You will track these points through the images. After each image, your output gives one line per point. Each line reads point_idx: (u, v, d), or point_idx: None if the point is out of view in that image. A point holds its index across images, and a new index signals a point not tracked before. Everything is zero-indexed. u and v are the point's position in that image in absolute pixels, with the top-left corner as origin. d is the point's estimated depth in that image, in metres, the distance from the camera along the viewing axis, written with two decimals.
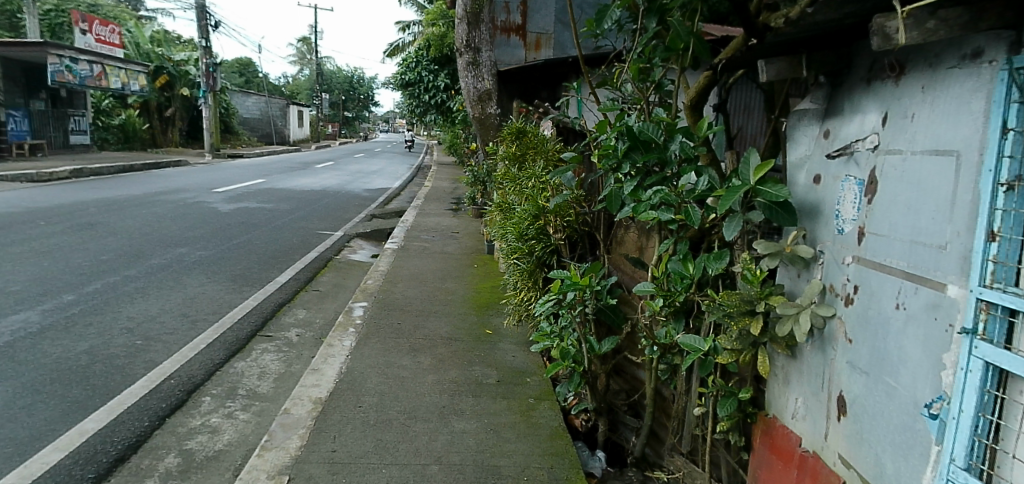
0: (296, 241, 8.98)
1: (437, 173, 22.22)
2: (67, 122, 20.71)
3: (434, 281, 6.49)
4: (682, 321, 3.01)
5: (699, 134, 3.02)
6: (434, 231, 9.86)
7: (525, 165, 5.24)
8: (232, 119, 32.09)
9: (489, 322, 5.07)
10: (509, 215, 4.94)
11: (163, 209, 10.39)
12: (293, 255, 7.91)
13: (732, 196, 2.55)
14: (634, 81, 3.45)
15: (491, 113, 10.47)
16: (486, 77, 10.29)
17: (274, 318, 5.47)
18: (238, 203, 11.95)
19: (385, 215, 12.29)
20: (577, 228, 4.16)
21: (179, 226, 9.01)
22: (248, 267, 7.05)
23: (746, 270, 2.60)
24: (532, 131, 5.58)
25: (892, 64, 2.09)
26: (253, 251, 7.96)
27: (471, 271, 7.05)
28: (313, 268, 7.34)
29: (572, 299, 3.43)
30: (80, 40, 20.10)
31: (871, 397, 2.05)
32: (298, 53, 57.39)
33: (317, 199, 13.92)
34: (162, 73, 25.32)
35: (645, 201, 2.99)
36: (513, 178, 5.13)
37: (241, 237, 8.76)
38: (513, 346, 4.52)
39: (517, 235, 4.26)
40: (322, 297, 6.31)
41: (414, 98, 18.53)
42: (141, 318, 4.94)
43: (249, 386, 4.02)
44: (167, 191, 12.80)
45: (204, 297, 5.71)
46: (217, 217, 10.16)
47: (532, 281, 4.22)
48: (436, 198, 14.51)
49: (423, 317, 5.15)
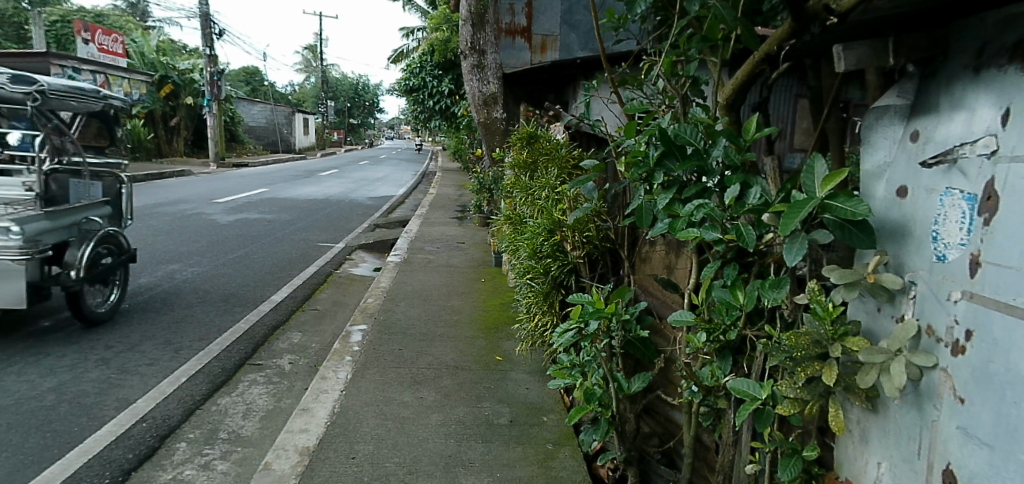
0: (296, 254, 8.57)
1: (443, 180, 21.81)
2: None
3: (438, 298, 6.04)
4: (729, 359, 2.56)
5: (747, 138, 2.58)
6: (439, 241, 9.43)
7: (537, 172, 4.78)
8: (238, 127, 31.83)
9: (500, 347, 4.62)
10: (520, 229, 4.49)
11: (159, 222, 10.00)
12: (291, 271, 7.48)
13: (797, 214, 2.09)
14: (665, 77, 2.99)
15: (497, 118, 10.05)
16: (492, 81, 9.88)
17: (266, 343, 5.03)
18: (239, 214, 11.56)
19: (389, 224, 11.88)
20: (599, 244, 3.66)
21: (174, 240, 8.61)
22: (243, 284, 6.63)
23: (815, 304, 2.15)
24: (544, 136, 5.11)
25: (1015, 46, 1.62)
26: (249, 266, 7.54)
27: (479, 287, 6.59)
28: (311, 285, 6.91)
29: (595, 330, 2.99)
30: (82, 51, 19.84)
31: (998, 478, 1.60)
32: (303, 61, 57.29)
33: (320, 208, 13.52)
34: (165, 82, 25.09)
35: (685, 217, 2.54)
36: (525, 187, 4.68)
37: (238, 251, 8.35)
38: (526, 377, 4.06)
39: (530, 253, 3.82)
40: (319, 318, 5.89)
41: (419, 104, 18.13)
42: (120, 347, 4.52)
43: (232, 429, 3.58)
44: (166, 202, 12.44)
45: (192, 320, 5.29)
46: (215, 230, 9.76)
47: (547, 304, 3.75)
48: (442, 206, 14.08)
49: (427, 342, 4.69)
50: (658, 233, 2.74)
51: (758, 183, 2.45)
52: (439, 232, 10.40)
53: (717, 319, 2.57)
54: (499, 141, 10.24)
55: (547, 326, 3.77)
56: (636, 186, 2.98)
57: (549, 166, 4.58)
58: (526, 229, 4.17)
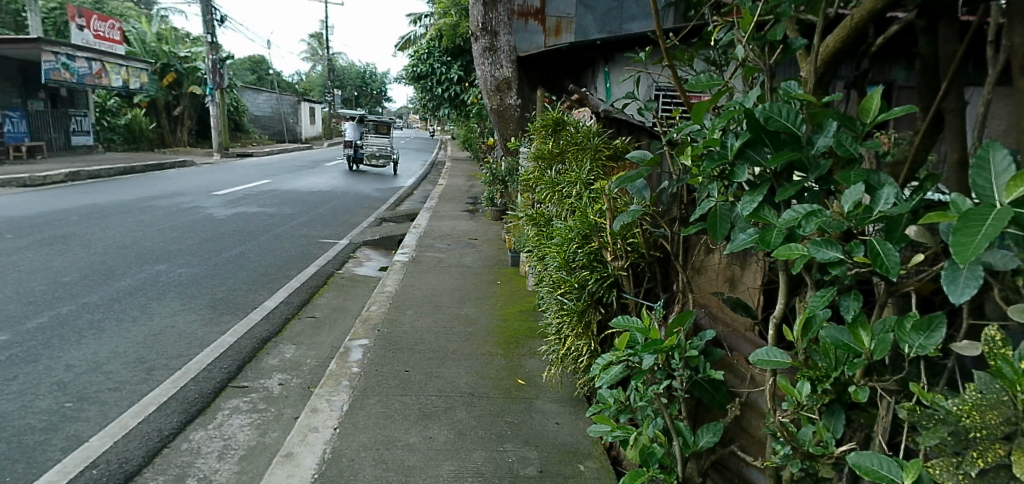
0: (295, 252, 7.96)
1: (452, 170, 21.12)
2: (69, 123, 19.91)
3: (450, 304, 5.40)
4: (841, 417, 1.94)
5: (866, 124, 1.96)
6: (449, 238, 8.80)
7: (565, 165, 4.14)
8: (243, 117, 31.27)
9: (522, 368, 3.98)
10: (546, 232, 3.86)
11: (151, 217, 9.41)
12: (288, 271, 6.87)
13: (977, 226, 1.34)
14: (746, 42, 2.30)
15: (510, 104, 9.36)
16: (505, 65, 9.20)
17: (254, 359, 4.42)
18: (237, 207, 10.98)
19: (396, 218, 11.25)
20: (646, 253, 3.03)
21: (165, 237, 8.03)
22: (235, 287, 6.02)
23: (999, 362, 1.45)
24: (572, 123, 4.45)
25: None
26: (244, 266, 6.93)
27: (496, 291, 5.95)
28: (310, 288, 6.30)
29: (651, 365, 2.38)
30: (78, 37, 19.24)
31: None
32: (310, 50, 56.60)
33: (324, 201, 12.90)
34: (169, 71, 24.90)
35: (783, 228, 1.90)
36: (551, 182, 4.05)
37: (233, 249, 7.75)
38: (555, 408, 3.42)
39: (562, 263, 3.24)
40: (317, 328, 5.27)
41: (427, 91, 17.45)
42: (84, 366, 3.93)
43: (202, 474, 2.97)
44: (161, 195, 11.88)
45: (172, 331, 4.69)
46: (210, 226, 9.16)
47: (583, 325, 3.13)
48: (452, 198, 13.41)
49: (438, 361, 4.07)
50: (741, 247, 2.10)
51: (890, 185, 1.80)
52: (450, 227, 9.76)
53: (824, 364, 1.95)
54: (513, 130, 9.56)
55: (579, 348, 3.15)
56: (706, 186, 2.33)
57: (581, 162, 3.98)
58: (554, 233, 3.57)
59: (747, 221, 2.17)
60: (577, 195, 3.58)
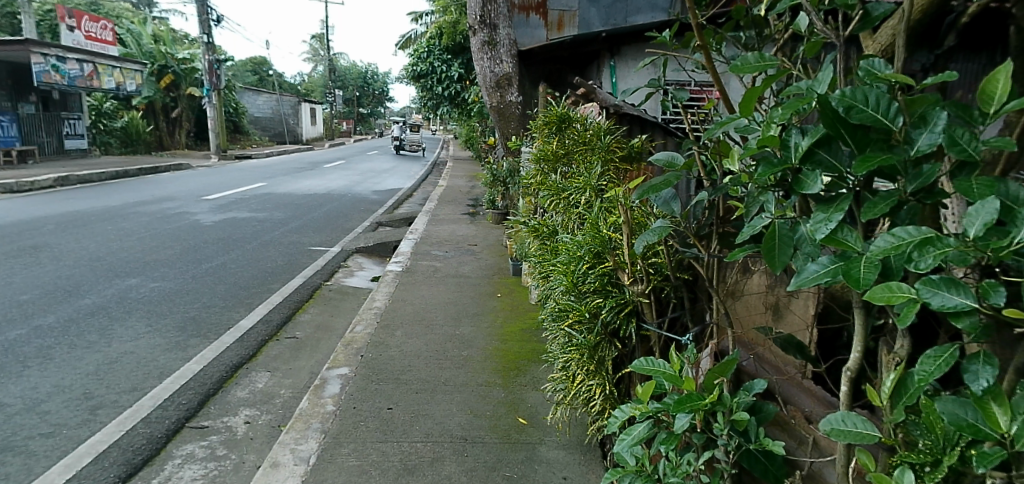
0: (282, 261, 7.44)
1: (454, 170, 20.61)
2: (62, 126, 19.41)
3: (444, 323, 4.87)
4: None
5: (986, 117, 1.41)
6: (447, 244, 8.26)
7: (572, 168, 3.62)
8: (242, 118, 30.76)
9: (523, 402, 3.45)
10: (551, 247, 3.33)
11: (132, 224, 8.91)
12: (272, 283, 6.35)
13: None
14: (813, 13, 1.78)
15: (511, 102, 8.81)
16: (506, 60, 8.68)
17: (220, 391, 3.90)
18: (227, 213, 10.48)
19: (393, 222, 10.74)
20: (671, 275, 2.49)
21: (143, 247, 7.52)
22: (210, 304, 5.50)
23: None
24: (581, 118, 3.89)
25: None
26: (224, 278, 6.41)
27: (495, 306, 5.41)
28: (293, 303, 5.78)
29: (685, 428, 1.86)
30: (68, 38, 18.77)
31: None
32: (311, 51, 56.22)
33: (319, 205, 12.37)
34: (166, 72, 24.38)
35: (873, 256, 1.39)
36: (555, 188, 3.52)
37: (216, 259, 7.23)
38: (562, 456, 2.89)
39: (569, 286, 2.69)
40: (297, 350, 4.75)
41: (428, 90, 16.93)
42: (19, 406, 3.42)
43: None
44: (149, 200, 11.38)
45: (130, 359, 4.17)
46: (195, 233, 8.65)
47: (595, 362, 2.58)
48: (452, 200, 12.86)
49: (426, 394, 3.54)
50: (811, 282, 1.58)
51: None
52: (448, 231, 9.24)
53: (928, 444, 1.44)
54: (515, 128, 9.02)
55: (589, 389, 2.61)
56: (757, 198, 1.81)
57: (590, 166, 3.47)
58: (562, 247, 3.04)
59: (816, 245, 1.66)
60: (587, 205, 3.06)
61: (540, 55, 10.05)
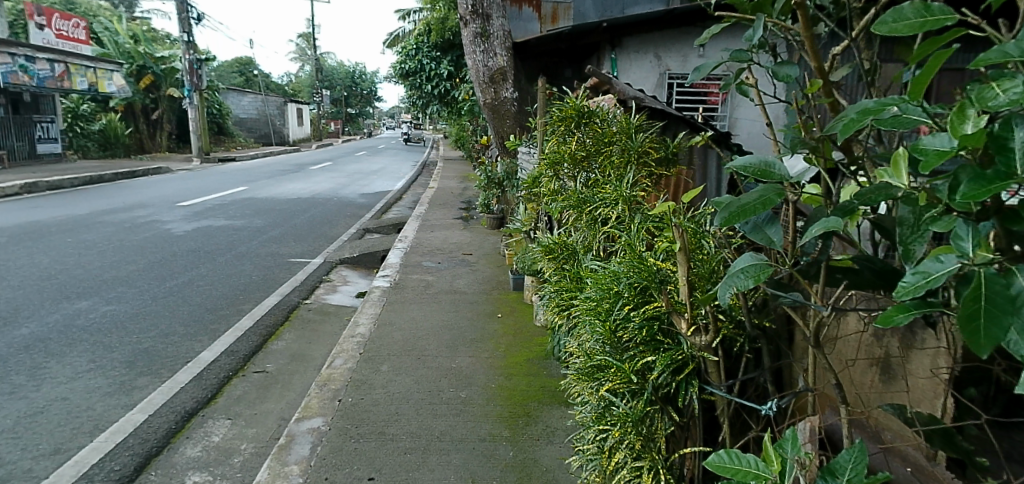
0: (256, 276, 6.74)
1: (445, 170, 19.86)
2: (33, 129, 18.58)
3: (439, 352, 4.22)
4: None
5: None
6: (439, 253, 7.58)
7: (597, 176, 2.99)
8: (227, 119, 29.87)
9: (538, 466, 2.79)
10: (572, 274, 2.69)
11: (94, 236, 8.18)
12: (242, 304, 5.64)
13: None
14: None
15: (506, 98, 8.13)
16: (500, 53, 8.01)
17: (165, 450, 3.19)
18: (200, 221, 9.74)
19: (381, 228, 10.04)
20: (747, 321, 1.85)
21: (102, 263, 6.80)
22: (168, 331, 4.79)
23: None
24: (602, 113, 3.27)
25: None
26: (188, 298, 5.71)
27: (496, 329, 4.74)
28: (264, 328, 5.08)
29: None
30: (36, 37, 17.91)
31: None
32: (299, 51, 55.23)
33: (302, 210, 11.61)
34: (146, 73, 23.47)
35: None
36: (575, 197, 2.89)
37: (183, 274, 6.52)
38: None
39: (605, 336, 2.03)
40: (265, 389, 4.05)
41: (417, 88, 16.12)
42: None
43: None
44: (118, 208, 10.63)
45: (58, 408, 3.48)
46: (163, 245, 7.93)
47: (642, 438, 1.92)
48: (443, 203, 12.11)
49: (417, 455, 2.87)
50: None
51: None
52: (440, 239, 8.54)
53: None
54: (510, 127, 8.28)
55: (634, 475, 1.95)
56: (933, 225, 1.18)
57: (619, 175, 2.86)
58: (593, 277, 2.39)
59: None
60: (621, 222, 2.43)
61: (537, 47, 9.41)
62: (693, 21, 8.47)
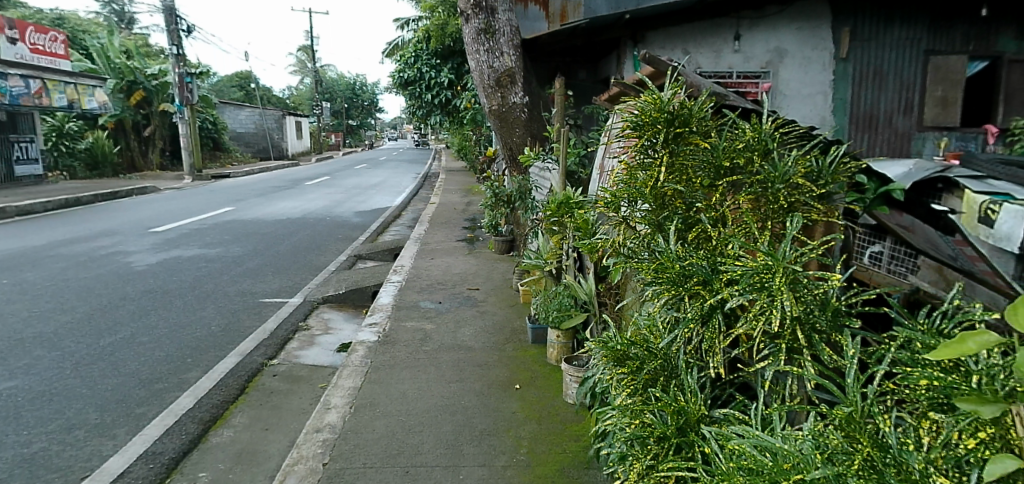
0: (218, 324, 5.54)
1: (448, 183, 18.60)
2: (11, 150, 17.52)
3: (446, 453, 3.06)
4: None
5: None
6: (441, 287, 6.38)
7: (711, 232, 2.00)
8: (223, 134, 28.74)
9: None
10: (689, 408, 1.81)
11: (39, 275, 7.01)
12: (189, 370, 4.43)
13: None
14: None
15: (515, 104, 6.93)
16: (508, 52, 6.82)
17: None
18: (170, 251, 8.57)
19: (375, 253, 8.84)
20: None
21: (32, 312, 5.63)
22: (73, 421, 3.59)
23: None
24: (703, 118, 2.17)
25: None
26: (121, 362, 4.51)
27: (515, 409, 3.54)
28: (210, 409, 3.87)
29: None
30: (11, 52, 16.85)
31: None
32: (300, 63, 54.30)
33: (289, 234, 10.40)
34: (137, 88, 22.37)
35: None
36: (674, 268, 1.88)
37: (126, 326, 5.31)
38: None
39: None
40: None
41: (416, 98, 14.90)
42: None
43: None
44: (82, 237, 9.48)
45: None
46: (117, 283, 6.74)
47: None
48: (445, 222, 10.90)
49: None
50: None
51: None
52: (442, 268, 7.32)
53: None
54: (520, 137, 7.05)
55: None
56: None
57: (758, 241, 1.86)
58: (763, 461, 1.47)
59: None
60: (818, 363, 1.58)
61: (549, 44, 8.27)
62: (727, 9, 7.23)
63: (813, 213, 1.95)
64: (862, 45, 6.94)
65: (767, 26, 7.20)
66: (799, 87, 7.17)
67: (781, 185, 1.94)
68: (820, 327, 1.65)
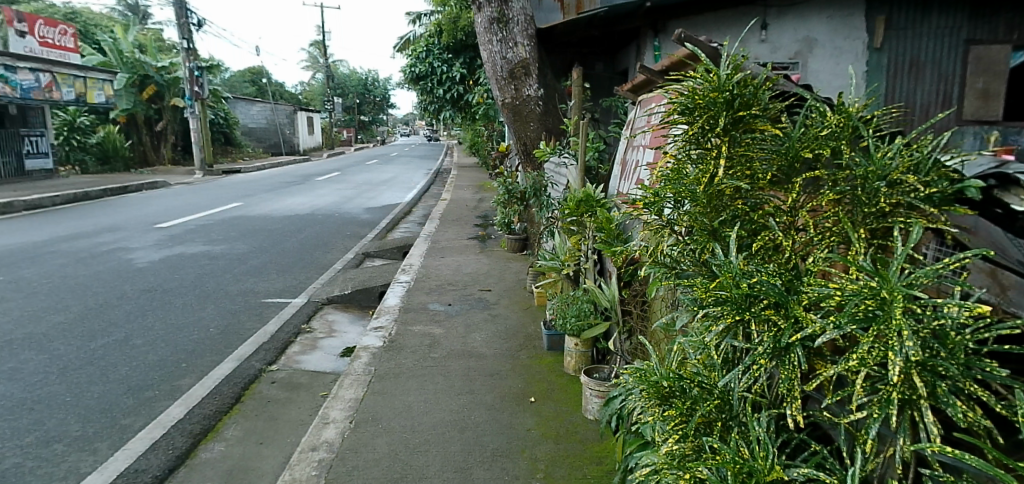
0: (217, 326, 5.29)
1: (459, 179, 18.30)
2: (20, 144, 17.43)
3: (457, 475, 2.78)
4: None
5: None
6: (452, 288, 6.10)
7: (792, 246, 1.69)
8: (234, 129, 28.61)
9: None
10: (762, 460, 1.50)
11: (36, 272, 6.80)
12: (182, 375, 4.18)
13: None
14: None
15: (529, 97, 6.61)
16: (523, 42, 6.50)
17: None
18: (173, 248, 8.34)
19: (384, 251, 8.58)
20: None
21: (24, 311, 5.40)
22: (53, 434, 3.36)
23: None
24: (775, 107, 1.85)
25: None
26: (110, 366, 4.27)
27: (531, 426, 3.23)
28: (201, 419, 3.62)
29: None
30: (19, 46, 16.67)
31: None
32: (312, 59, 54.16)
33: (295, 231, 10.15)
34: (148, 83, 22.24)
35: None
36: (744, 284, 1.57)
37: (120, 327, 5.07)
38: None
39: None
40: None
41: (427, 93, 14.59)
42: None
43: None
44: (85, 232, 9.28)
45: None
46: (116, 281, 6.51)
47: None
48: (456, 219, 10.61)
49: None
50: None
51: None
52: (453, 267, 7.03)
53: None
54: (535, 132, 6.74)
55: None
56: None
57: (850, 257, 1.54)
58: None
59: None
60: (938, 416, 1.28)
61: (566, 34, 7.96)
62: None
63: (918, 219, 1.60)
64: (897, 34, 6.13)
65: (797, 15, 6.65)
66: (829, 79, 6.58)
67: (878, 186, 1.61)
68: (946, 371, 1.31)
